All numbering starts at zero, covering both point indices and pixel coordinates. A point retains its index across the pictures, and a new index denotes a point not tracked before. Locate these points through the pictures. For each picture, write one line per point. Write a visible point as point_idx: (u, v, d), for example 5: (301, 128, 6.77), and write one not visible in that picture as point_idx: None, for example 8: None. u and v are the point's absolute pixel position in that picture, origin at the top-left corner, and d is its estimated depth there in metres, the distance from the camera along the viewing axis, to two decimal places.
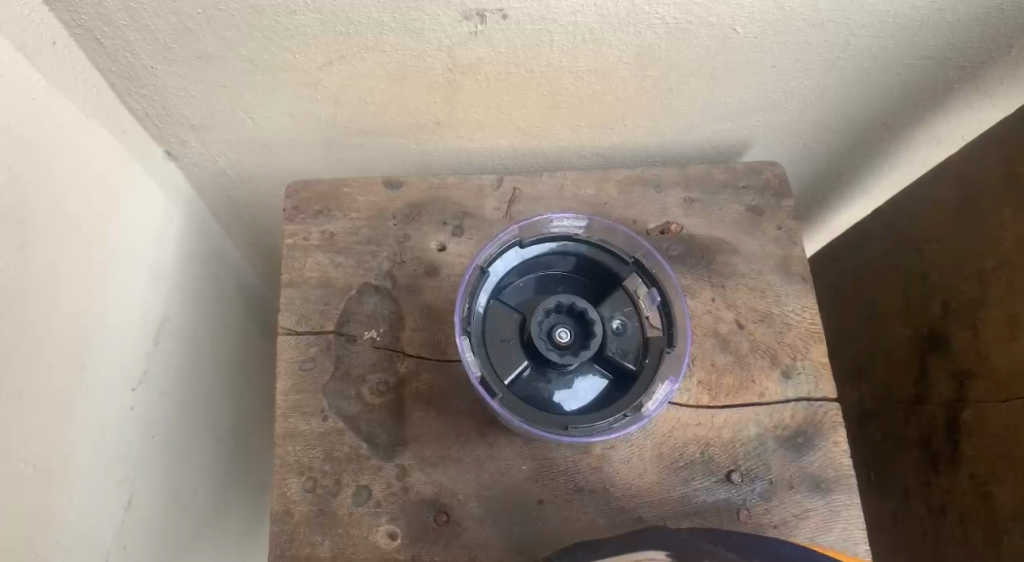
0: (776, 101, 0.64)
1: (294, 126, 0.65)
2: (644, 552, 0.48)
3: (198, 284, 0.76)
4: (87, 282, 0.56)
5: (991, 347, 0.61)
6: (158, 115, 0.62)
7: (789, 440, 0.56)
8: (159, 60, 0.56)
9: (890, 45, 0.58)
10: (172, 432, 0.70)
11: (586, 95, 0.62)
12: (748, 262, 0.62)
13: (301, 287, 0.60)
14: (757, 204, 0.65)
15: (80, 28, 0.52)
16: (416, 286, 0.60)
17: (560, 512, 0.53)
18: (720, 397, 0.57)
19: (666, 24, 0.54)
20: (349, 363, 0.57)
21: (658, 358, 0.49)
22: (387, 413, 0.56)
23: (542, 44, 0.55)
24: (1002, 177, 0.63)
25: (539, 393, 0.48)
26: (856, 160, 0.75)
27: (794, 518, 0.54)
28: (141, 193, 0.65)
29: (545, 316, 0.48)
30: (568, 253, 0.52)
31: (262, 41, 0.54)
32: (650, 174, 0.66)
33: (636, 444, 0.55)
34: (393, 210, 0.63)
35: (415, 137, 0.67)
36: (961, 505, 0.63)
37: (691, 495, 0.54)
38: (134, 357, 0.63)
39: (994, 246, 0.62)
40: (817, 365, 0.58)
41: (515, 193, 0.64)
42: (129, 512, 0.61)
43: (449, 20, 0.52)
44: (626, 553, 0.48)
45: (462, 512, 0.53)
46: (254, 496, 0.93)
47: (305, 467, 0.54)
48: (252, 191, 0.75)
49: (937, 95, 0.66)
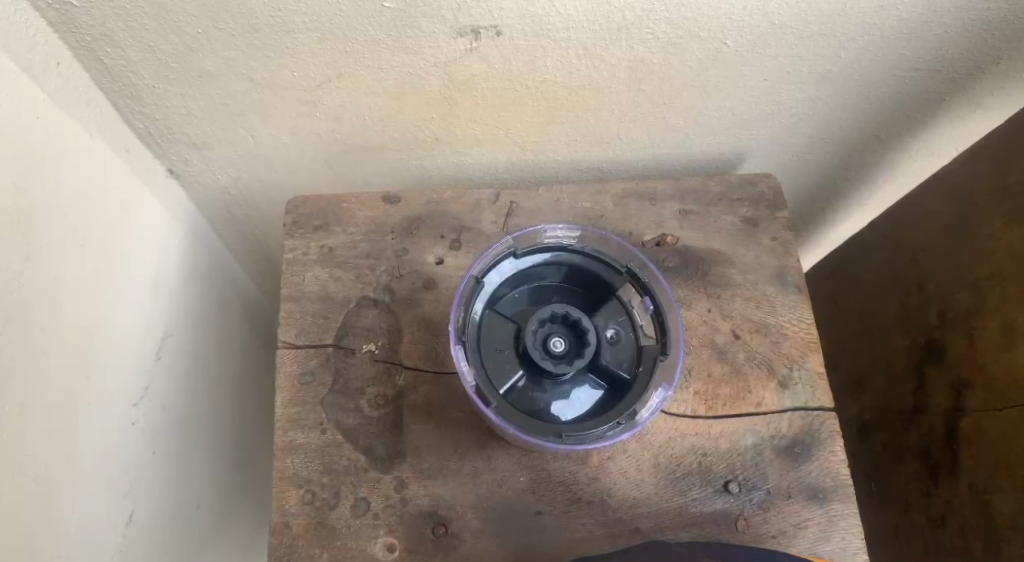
0: (769, 113, 0.65)
1: (294, 142, 0.66)
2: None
3: (201, 301, 0.77)
4: (89, 296, 0.57)
5: (987, 356, 0.61)
6: (160, 132, 0.63)
7: (787, 449, 0.56)
8: (162, 80, 0.57)
9: (880, 58, 0.59)
10: (173, 448, 0.70)
11: (581, 109, 0.63)
12: (744, 272, 0.63)
13: (301, 301, 0.61)
14: (752, 215, 0.66)
15: (84, 49, 0.53)
16: (415, 299, 0.61)
17: (558, 523, 0.53)
18: (717, 406, 0.57)
19: (659, 38, 0.55)
20: (349, 375, 0.58)
21: (652, 365, 0.49)
22: (386, 424, 0.56)
23: (536, 60, 0.56)
24: (994, 188, 0.63)
25: (534, 402, 0.48)
26: (851, 172, 0.76)
27: (793, 528, 0.54)
28: (145, 209, 0.66)
29: (539, 325, 0.48)
30: (562, 263, 0.52)
31: (262, 59, 0.55)
32: (646, 186, 0.67)
33: (633, 455, 0.56)
34: (392, 225, 0.64)
35: (414, 152, 0.68)
36: (962, 515, 0.63)
37: (689, 504, 0.54)
38: (135, 372, 0.63)
39: (989, 255, 0.63)
40: (814, 374, 0.59)
41: (513, 206, 0.65)
42: (130, 527, 0.61)
43: (445, 37, 0.53)
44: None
45: (460, 523, 0.53)
46: (255, 512, 0.93)
47: (305, 479, 0.54)
48: (254, 207, 0.76)
49: (929, 107, 0.66)
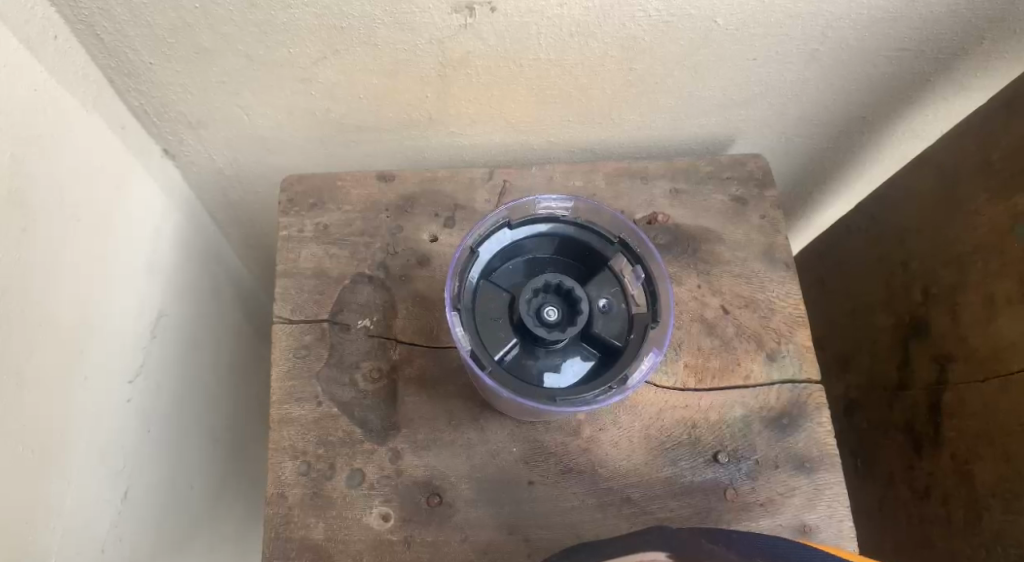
0: (759, 94, 0.66)
1: (289, 122, 0.66)
2: (644, 552, 0.46)
3: (195, 283, 0.77)
4: (85, 272, 0.57)
5: (970, 329, 0.63)
6: (156, 111, 0.64)
7: (775, 421, 0.57)
8: (158, 56, 0.57)
9: (867, 38, 0.60)
10: (168, 427, 0.70)
11: (574, 88, 0.64)
12: (734, 249, 0.64)
13: (297, 277, 0.62)
14: (742, 194, 0.67)
15: (82, 24, 0.53)
16: (409, 275, 0.61)
17: (550, 493, 0.54)
18: (707, 380, 0.58)
19: (651, 16, 0.55)
20: (344, 350, 0.59)
21: (642, 333, 0.50)
22: (381, 398, 0.57)
23: (530, 37, 0.57)
24: (977, 166, 0.64)
25: (527, 370, 0.49)
26: (839, 153, 0.77)
27: (780, 497, 0.55)
28: (140, 189, 0.66)
29: (533, 294, 0.49)
30: (557, 234, 0.53)
31: (258, 35, 0.55)
32: (637, 166, 0.67)
33: (624, 427, 0.57)
34: (387, 203, 0.65)
35: (409, 132, 0.69)
36: (945, 486, 0.64)
37: (678, 474, 0.55)
38: (131, 350, 0.64)
39: (971, 232, 0.64)
40: (802, 348, 0.60)
41: (506, 185, 0.66)
42: (125, 502, 0.61)
43: (440, 12, 0.54)
44: (626, 554, 0.46)
45: (454, 493, 0.54)
46: (248, 494, 0.94)
47: (300, 450, 0.55)
48: (249, 189, 0.76)
49: (915, 88, 0.68)
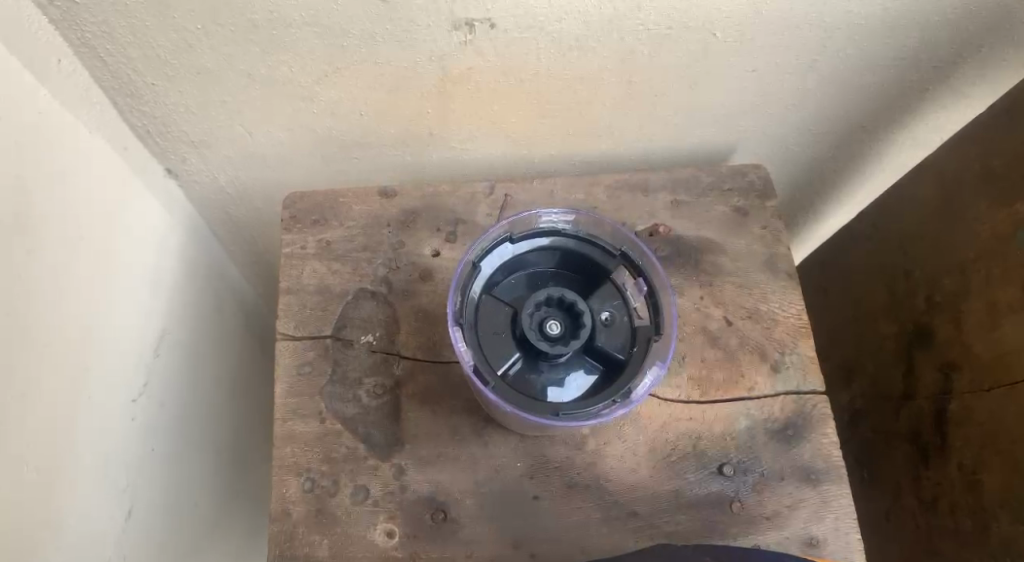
0: (758, 105, 0.67)
1: (291, 139, 0.67)
2: None
3: (197, 299, 0.78)
4: (88, 290, 0.57)
5: (974, 337, 0.62)
6: (158, 131, 0.64)
7: (780, 433, 0.57)
8: (161, 77, 0.58)
9: (865, 48, 0.61)
10: (170, 445, 0.70)
11: (574, 102, 0.64)
12: (735, 260, 0.64)
13: (299, 293, 0.62)
14: (743, 205, 0.67)
15: (84, 47, 0.54)
16: (411, 290, 0.62)
17: (555, 508, 0.54)
18: (710, 391, 0.58)
19: (649, 29, 0.56)
20: (347, 366, 0.59)
21: (646, 346, 0.50)
22: (385, 413, 0.57)
23: (529, 52, 0.57)
24: (978, 174, 0.64)
25: (530, 384, 0.49)
26: (839, 162, 0.77)
27: (786, 509, 0.54)
28: (143, 208, 0.66)
29: (535, 308, 0.49)
30: (558, 248, 0.53)
31: (259, 55, 0.56)
32: (638, 178, 0.68)
33: (628, 440, 0.56)
34: (389, 218, 0.65)
35: (410, 147, 0.69)
36: (952, 496, 0.64)
37: (684, 487, 0.55)
38: (134, 368, 0.64)
39: (974, 240, 0.64)
40: (806, 358, 0.60)
41: (507, 199, 0.66)
42: (128, 521, 0.61)
43: (440, 30, 0.54)
44: None
45: (458, 509, 0.54)
46: (252, 510, 0.93)
47: (304, 467, 0.55)
48: (251, 206, 0.77)
49: (914, 96, 0.68)
